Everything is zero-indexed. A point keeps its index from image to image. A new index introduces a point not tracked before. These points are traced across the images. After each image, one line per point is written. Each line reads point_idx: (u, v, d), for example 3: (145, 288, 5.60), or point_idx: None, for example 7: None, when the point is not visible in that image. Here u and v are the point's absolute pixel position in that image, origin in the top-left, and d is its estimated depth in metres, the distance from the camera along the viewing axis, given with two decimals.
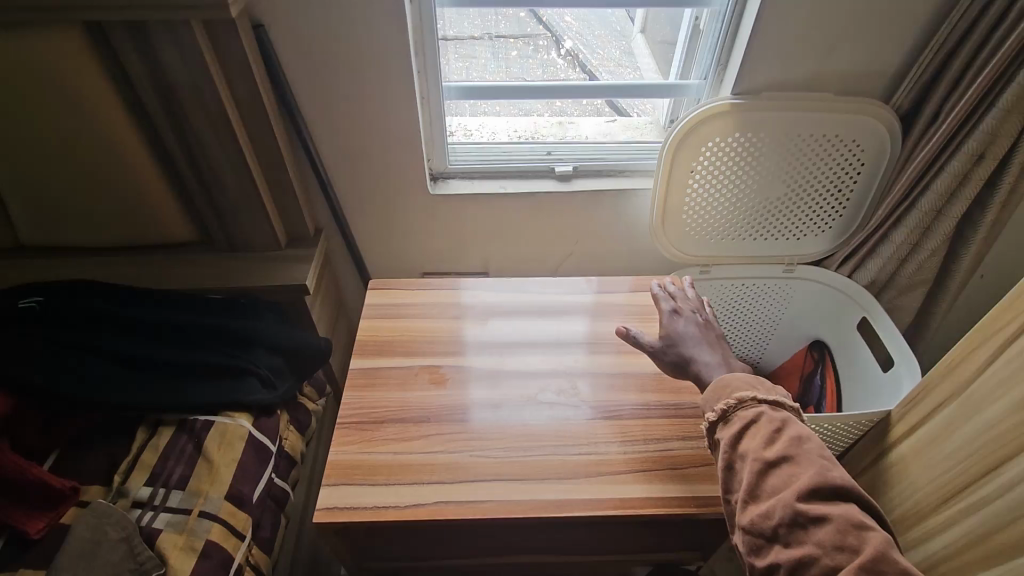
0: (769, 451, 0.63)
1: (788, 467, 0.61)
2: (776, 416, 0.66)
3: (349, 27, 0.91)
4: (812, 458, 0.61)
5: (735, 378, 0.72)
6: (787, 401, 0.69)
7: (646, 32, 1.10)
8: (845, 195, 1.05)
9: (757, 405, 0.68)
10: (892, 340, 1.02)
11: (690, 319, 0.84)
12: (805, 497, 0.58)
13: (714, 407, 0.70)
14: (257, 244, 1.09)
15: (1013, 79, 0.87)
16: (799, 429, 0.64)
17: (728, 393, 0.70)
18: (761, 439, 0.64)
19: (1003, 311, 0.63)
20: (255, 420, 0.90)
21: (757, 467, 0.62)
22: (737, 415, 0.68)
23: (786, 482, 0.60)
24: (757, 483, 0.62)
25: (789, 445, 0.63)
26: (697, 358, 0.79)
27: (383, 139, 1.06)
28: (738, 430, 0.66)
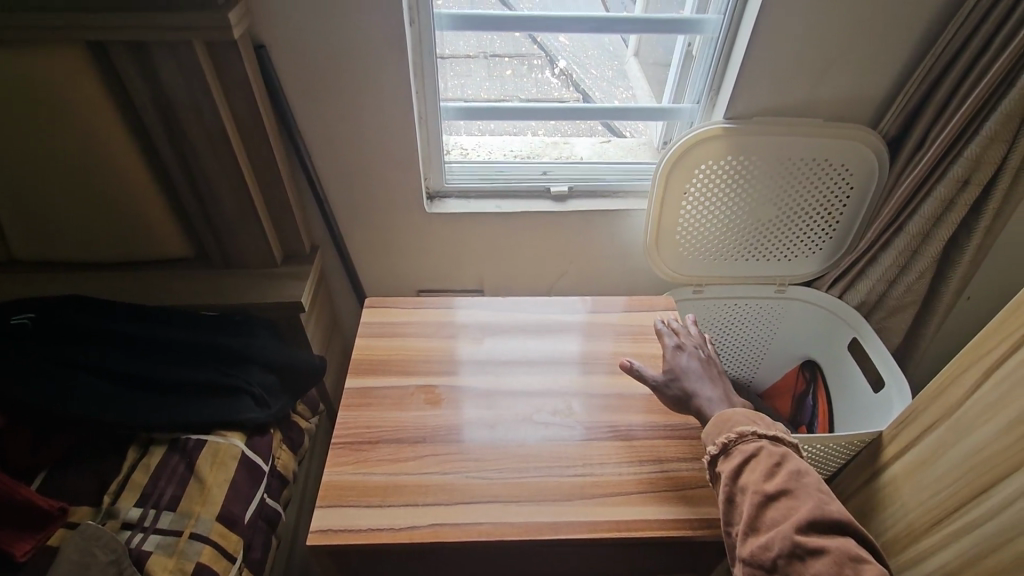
0: (769, 485, 0.63)
1: (787, 500, 0.61)
2: (776, 451, 0.66)
3: (348, 46, 0.92)
4: (811, 492, 0.62)
5: (737, 412, 0.73)
6: (786, 435, 0.70)
7: (639, 55, 1.12)
8: (835, 217, 1.08)
9: (757, 440, 0.68)
10: (883, 360, 1.03)
11: (693, 354, 0.85)
12: (803, 530, 0.58)
13: (714, 440, 0.71)
14: (253, 260, 1.09)
15: (996, 109, 0.90)
16: (799, 464, 0.65)
17: (729, 427, 0.71)
18: (760, 473, 0.65)
19: (991, 334, 0.65)
20: (248, 439, 0.88)
21: (758, 500, 0.62)
22: (737, 448, 0.68)
23: (785, 515, 0.60)
24: (756, 515, 0.62)
25: (788, 478, 0.63)
26: (701, 393, 0.79)
27: (381, 157, 1.06)
28: (738, 463, 0.67)
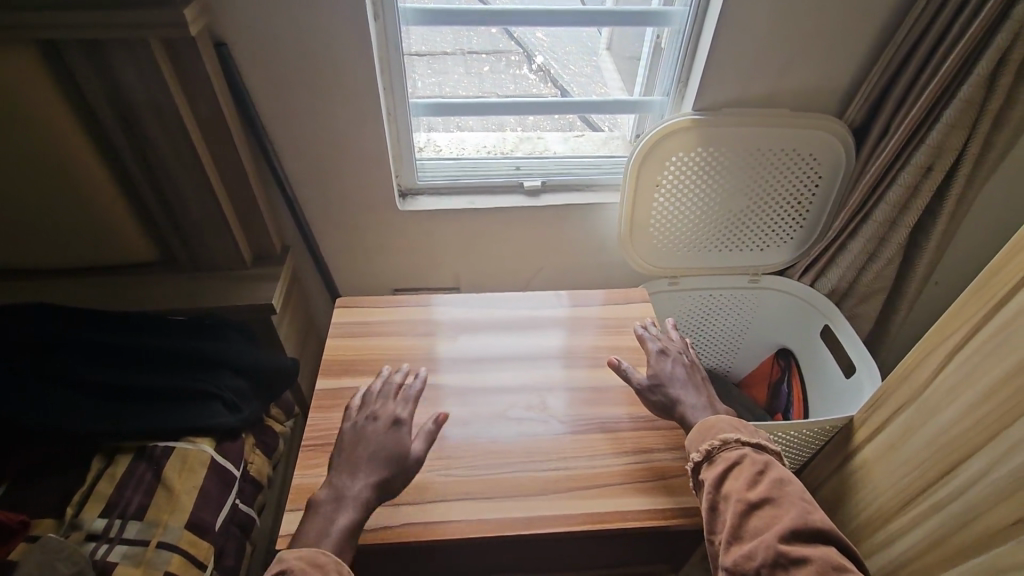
0: (751, 493, 0.63)
1: (770, 509, 0.62)
2: (758, 459, 0.67)
3: (313, 43, 0.90)
4: (793, 500, 0.62)
5: (721, 419, 0.73)
6: (768, 443, 0.70)
7: (612, 49, 1.11)
8: (804, 206, 1.10)
9: (740, 447, 0.69)
10: (853, 346, 1.04)
11: (676, 359, 0.85)
12: (786, 539, 0.58)
13: (698, 447, 0.71)
14: (221, 261, 1.07)
15: (955, 96, 0.92)
16: (781, 472, 0.65)
17: (712, 434, 0.71)
18: (743, 480, 0.65)
19: (952, 318, 0.66)
20: (218, 445, 0.87)
21: (741, 507, 0.62)
22: (721, 456, 0.69)
23: (768, 524, 0.61)
24: (739, 524, 0.62)
25: (770, 487, 0.63)
26: (683, 399, 0.80)
27: (351, 154, 1.05)
28: (721, 471, 0.67)
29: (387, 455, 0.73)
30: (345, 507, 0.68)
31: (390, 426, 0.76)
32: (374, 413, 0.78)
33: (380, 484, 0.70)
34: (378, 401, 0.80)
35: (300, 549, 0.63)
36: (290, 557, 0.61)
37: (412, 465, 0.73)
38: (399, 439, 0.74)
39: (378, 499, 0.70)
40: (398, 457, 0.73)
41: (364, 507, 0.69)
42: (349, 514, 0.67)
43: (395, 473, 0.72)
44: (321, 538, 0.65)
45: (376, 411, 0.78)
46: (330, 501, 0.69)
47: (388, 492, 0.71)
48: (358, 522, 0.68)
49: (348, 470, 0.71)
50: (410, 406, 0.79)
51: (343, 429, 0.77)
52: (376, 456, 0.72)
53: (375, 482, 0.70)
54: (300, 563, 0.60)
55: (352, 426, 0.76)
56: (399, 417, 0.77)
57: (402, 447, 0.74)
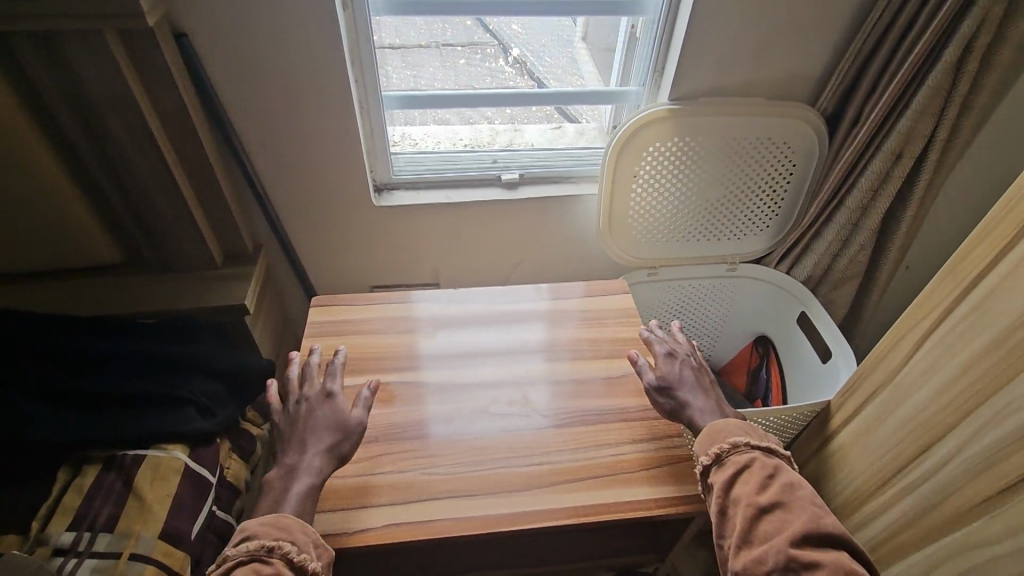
0: (761, 497, 0.62)
1: (780, 513, 0.60)
2: (768, 462, 0.65)
3: (280, 34, 0.88)
4: (804, 505, 0.61)
5: (730, 422, 0.71)
6: (778, 446, 0.69)
7: (587, 39, 1.09)
8: (779, 194, 1.11)
9: (749, 450, 0.67)
10: (829, 332, 1.06)
11: (685, 362, 0.83)
12: (798, 544, 0.57)
13: (706, 451, 0.69)
14: (191, 261, 1.04)
15: (923, 83, 0.93)
16: (791, 476, 0.64)
17: (722, 437, 0.70)
18: (753, 484, 0.64)
19: (922, 302, 0.67)
20: (192, 451, 0.85)
21: (751, 511, 0.61)
22: (730, 459, 0.67)
23: (778, 528, 0.59)
24: (749, 528, 0.61)
25: (780, 491, 0.62)
26: (691, 403, 0.78)
27: (322, 148, 1.02)
28: (731, 474, 0.66)
29: (329, 425, 0.74)
30: (301, 476, 0.69)
31: (324, 400, 0.77)
32: (304, 392, 0.79)
33: (329, 451, 0.72)
34: (303, 383, 0.80)
35: (260, 517, 0.64)
36: (252, 525, 0.62)
37: (357, 429, 0.75)
38: (336, 409, 0.76)
39: (334, 464, 0.72)
40: (340, 424, 0.75)
41: (320, 473, 0.70)
42: (305, 480, 0.69)
43: (342, 437, 0.74)
44: (279, 505, 0.66)
45: (304, 392, 0.78)
46: (283, 476, 0.69)
47: (341, 456, 0.73)
48: (317, 486, 0.69)
49: (293, 446, 0.72)
50: (337, 379, 0.80)
51: (277, 420, 0.77)
52: (318, 428, 0.74)
53: (324, 450, 0.72)
54: (264, 528, 0.62)
55: (283, 414, 0.77)
56: (330, 391, 0.78)
57: (342, 415, 0.76)
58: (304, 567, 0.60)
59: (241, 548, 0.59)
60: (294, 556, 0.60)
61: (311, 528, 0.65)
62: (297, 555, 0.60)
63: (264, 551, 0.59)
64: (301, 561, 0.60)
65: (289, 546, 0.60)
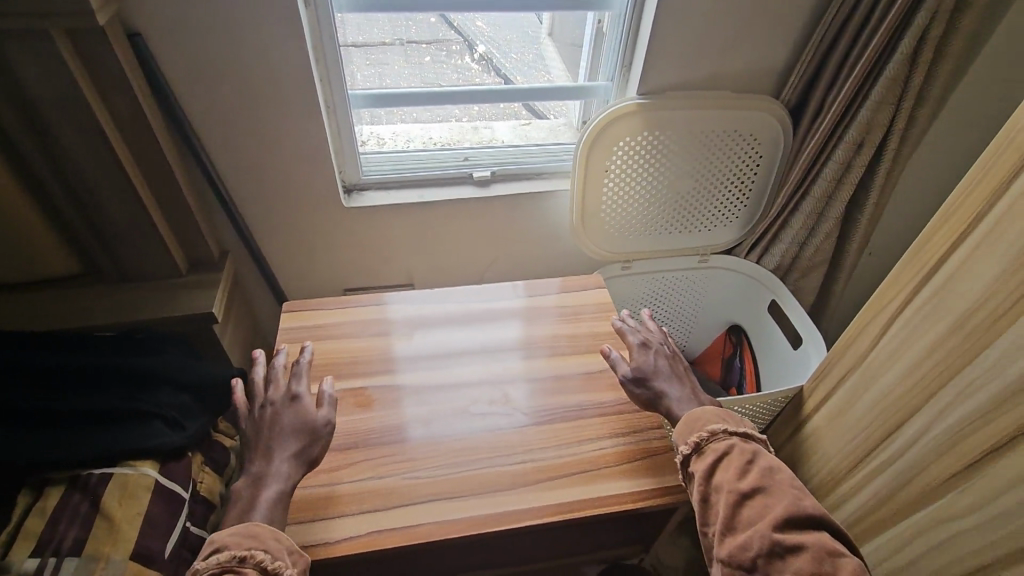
0: (742, 483, 0.63)
1: (761, 498, 0.62)
2: (747, 448, 0.66)
3: (239, 32, 0.85)
4: (784, 488, 0.62)
5: (706, 410, 0.72)
6: (754, 432, 0.70)
7: (553, 35, 1.09)
8: (746, 185, 1.13)
9: (728, 437, 0.68)
10: (800, 320, 1.09)
11: (659, 351, 0.84)
12: (780, 527, 0.59)
13: (686, 440, 0.70)
14: (154, 270, 1.01)
15: (881, 74, 0.96)
16: (769, 460, 0.65)
17: (700, 426, 0.70)
18: (733, 471, 0.64)
19: (888, 287, 0.69)
20: (163, 466, 0.82)
21: (733, 498, 0.62)
22: (710, 447, 0.68)
23: (761, 513, 0.61)
24: (732, 515, 0.62)
25: (760, 476, 0.63)
26: (667, 393, 0.78)
27: (288, 150, 1.00)
28: (711, 463, 0.66)
29: (296, 429, 0.73)
30: (271, 482, 0.67)
31: (289, 403, 0.75)
32: (269, 396, 0.76)
33: (298, 455, 0.70)
34: (268, 385, 0.78)
35: (230, 528, 0.62)
36: (222, 536, 0.61)
37: (324, 431, 0.74)
38: (302, 411, 0.74)
39: (303, 468, 0.70)
40: (307, 427, 0.73)
41: (290, 478, 0.68)
42: (276, 486, 0.67)
43: (310, 441, 0.72)
44: (248, 514, 0.64)
45: (268, 395, 0.76)
46: (250, 484, 0.67)
47: (310, 460, 0.71)
48: (287, 493, 0.67)
49: (260, 452, 0.70)
50: (302, 380, 0.78)
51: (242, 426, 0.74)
52: (284, 433, 0.72)
53: (292, 454, 0.70)
54: (235, 538, 0.60)
55: (249, 419, 0.74)
56: (295, 395, 0.76)
57: (308, 417, 0.74)
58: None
59: (211, 561, 0.58)
60: (268, 564, 0.58)
61: (284, 535, 0.63)
62: (270, 562, 0.59)
63: (235, 562, 0.58)
64: (275, 569, 0.58)
65: (262, 554, 0.59)
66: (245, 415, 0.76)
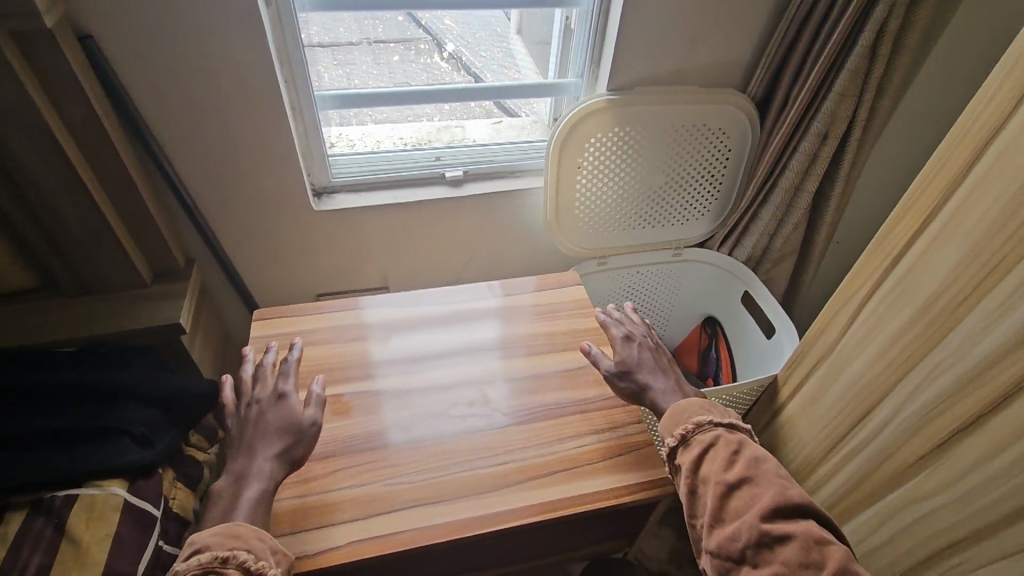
0: (729, 474, 0.63)
1: (749, 488, 0.62)
2: (732, 439, 0.67)
3: (197, 33, 0.82)
4: (770, 478, 0.63)
5: (691, 402, 0.73)
6: (740, 421, 0.71)
7: (522, 32, 1.09)
8: (717, 179, 1.14)
9: (713, 429, 0.69)
10: (773, 310, 1.11)
11: (642, 344, 0.85)
12: (768, 517, 0.59)
13: (672, 433, 0.71)
14: (117, 281, 0.97)
15: (843, 67, 0.98)
16: (755, 450, 0.66)
17: (685, 418, 0.71)
18: (720, 462, 0.65)
19: (856, 276, 0.70)
20: (132, 485, 0.79)
21: (721, 489, 0.63)
22: (696, 439, 0.68)
23: (749, 503, 0.61)
24: (720, 506, 0.62)
25: (746, 466, 0.64)
26: (651, 385, 0.79)
27: (254, 153, 0.97)
28: (697, 454, 0.67)
29: (281, 428, 0.72)
30: (253, 481, 0.66)
31: (275, 402, 0.74)
32: (255, 395, 0.75)
33: (282, 455, 0.69)
34: (256, 383, 0.77)
35: (211, 528, 0.60)
36: (202, 537, 0.59)
37: (310, 430, 0.73)
38: (288, 411, 0.73)
39: (286, 468, 0.69)
40: (291, 426, 0.72)
41: (272, 477, 0.67)
42: (257, 486, 0.66)
43: (294, 440, 0.71)
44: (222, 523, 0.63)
45: (255, 393, 0.75)
46: (231, 483, 0.66)
47: (294, 460, 0.70)
48: (269, 491, 0.66)
49: (243, 451, 0.69)
50: (290, 378, 0.77)
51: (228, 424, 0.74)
52: (269, 431, 0.71)
53: (276, 454, 0.69)
54: (216, 538, 0.58)
55: (235, 418, 0.74)
56: (283, 393, 0.75)
57: (294, 416, 0.73)
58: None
59: (193, 562, 0.56)
60: (252, 564, 0.57)
61: (266, 534, 0.62)
62: (254, 563, 0.57)
63: (218, 562, 0.56)
64: (260, 568, 0.57)
65: (245, 554, 0.57)
66: (231, 414, 0.75)
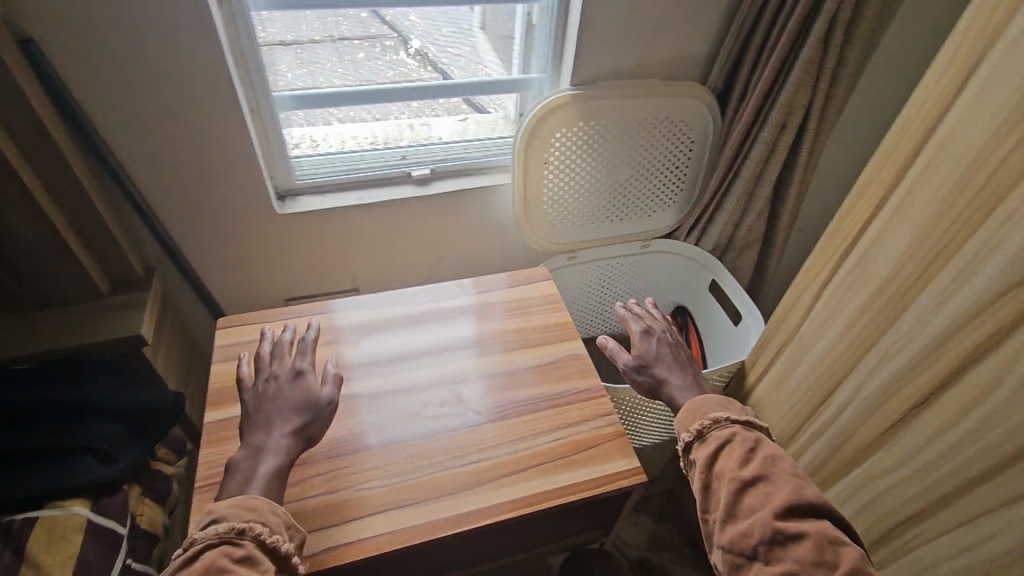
0: (744, 471, 0.63)
1: (764, 486, 0.62)
2: (749, 437, 0.67)
3: (146, 34, 0.79)
4: (787, 477, 0.62)
5: (710, 398, 0.73)
6: (758, 421, 0.71)
7: (485, 28, 1.06)
8: (681, 170, 1.16)
9: (730, 426, 0.69)
10: (738, 297, 1.14)
11: (661, 339, 0.85)
12: (782, 515, 0.59)
13: (688, 428, 0.71)
14: (72, 292, 0.94)
15: (798, 57, 1.00)
16: (772, 449, 0.66)
17: (703, 413, 0.71)
18: (736, 459, 0.65)
19: (814, 262, 0.72)
20: (95, 503, 0.77)
21: (735, 486, 0.62)
22: (712, 435, 0.68)
23: (763, 500, 0.61)
24: (734, 502, 0.62)
25: (763, 464, 0.63)
26: (669, 381, 0.80)
27: (212, 158, 0.95)
28: (713, 450, 0.67)
29: (299, 404, 0.71)
30: (268, 456, 0.66)
31: (293, 379, 0.74)
32: (273, 371, 0.75)
33: (298, 431, 0.69)
34: (273, 360, 0.77)
35: (226, 500, 0.60)
36: (218, 507, 0.58)
37: (327, 408, 0.73)
38: (306, 387, 0.73)
39: (301, 445, 0.69)
40: (308, 403, 0.72)
41: (288, 453, 0.68)
42: (273, 460, 0.66)
43: (311, 418, 0.71)
44: None
45: (273, 369, 0.75)
46: (248, 456, 0.66)
47: (308, 438, 0.70)
48: (284, 467, 0.67)
49: (260, 424, 0.69)
50: (307, 356, 0.77)
51: (245, 398, 0.74)
52: (287, 407, 0.71)
53: (293, 430, 0.69)
54: (233, 510, 0.58)
55: (253, 393, 0.73)
56: (301, 370, 0.75)
57: (311, 393, 0.73)
58: (276, 549, 0.57)
59: (210, 531, 0.56)
60: (267, 537, 0.57)
61: (280, 508, 0.62)
62: (268, 536, 0.57)
63: (234, 533, 0.56)
64: (273, 543, 0.57)
65: (261, 527, 0.57)
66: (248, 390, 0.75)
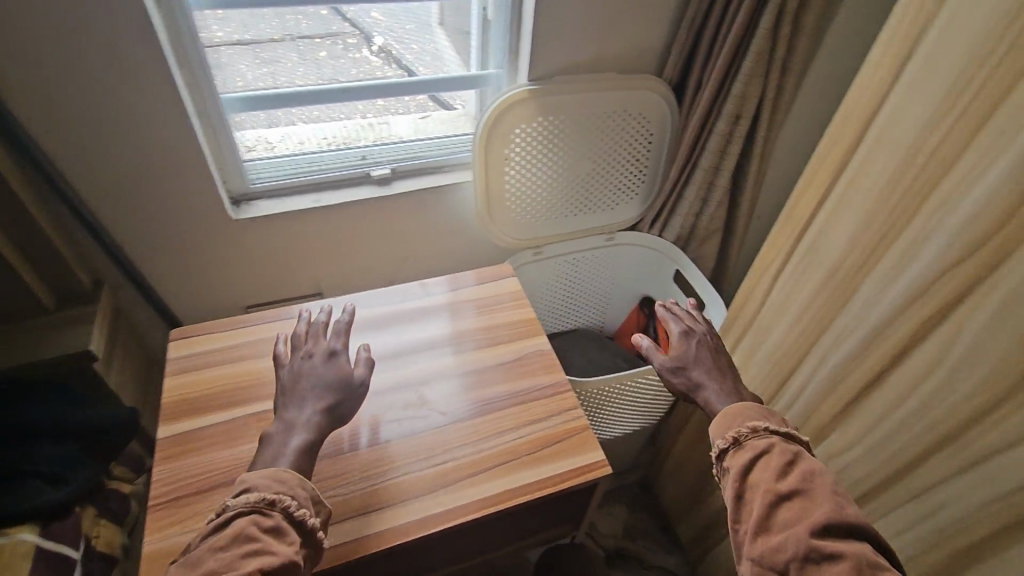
0: (781, 484, 0.59)
1: (800, 501, 0.58)
2: (788, 449, 0.63)
3: (77, 37, 0.76)
4: (827, 493, 0.58)
5: (750, 406, 0.68)
6: (798, 433, 0.66)
7: (444, 24, 1.06)
8: (642, 161, 1.17)
9: (768, 436, 0.65)
10: (701, 286, 1.16)
11: (703, 341, 0.79)
12: (818, 533, 0.55)
13: (723, 434, 0.66)
14: (12, 308, 0.90)
15: (749, 48, 1.01)
16: (812, 464, 0.62)
17: (739, 421, 0.67)
18: (773, 471, 0.60)
19: None
20: (43, 529, 0.75)
21: (770, 498, 0.58)
22: (749, 443, 0.64)
23: (799, 516, 0.57)
24: (767, 514, 0.58)
25: (802, 478, 0.59)
26: (708, 385, 0.74)
27: (159, 163, 0.91)
28: (749, 460, 0.62)
29: (333, 382, 0.69)
30: (298, 430, 0.65)
31: (327, 358, 0.72)
32: (307, 350, 0.73)
33: (330, 409, 0.67)
34: (308, 338, 0.75)
35: (258, 471, 0.60)
36: (251, 477, 0.59)
37: (359, 388, 0.70)
38: (339, 367, 0.70)
39: (333, 423, 0.67)
40: (342, 382, 0.70)
41: (320, 429, 0.66)
42: (303, 436, 0.64)
43: (344, 397, 0.69)
44: None
45: (308, 348, 0.73)
46: (281, 429, 0.65)
47: (340, 416, 0.68)
48: (315, 443, 0.65)
49: (293, 400, 0.67)
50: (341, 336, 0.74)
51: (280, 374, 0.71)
52: (320, 384, 0.68)
53: (324, 408, 0.67)
54: (265, 481, 0.58)
55: (288, 369, 0.71)
56: (335, 350, 0.72)
57: (345, 372, 0.70)
58: (304, 522, 0.57)
59: (241, 501, 0.56)
60: (295, 510, 0.57)
61: (309, 483, 0.62)
62: (297, 510, 0.57)
63: (264, 503, 0.56)
64: (301, 516, 0.57)
65: (290, 500, 0.57)
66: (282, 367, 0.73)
